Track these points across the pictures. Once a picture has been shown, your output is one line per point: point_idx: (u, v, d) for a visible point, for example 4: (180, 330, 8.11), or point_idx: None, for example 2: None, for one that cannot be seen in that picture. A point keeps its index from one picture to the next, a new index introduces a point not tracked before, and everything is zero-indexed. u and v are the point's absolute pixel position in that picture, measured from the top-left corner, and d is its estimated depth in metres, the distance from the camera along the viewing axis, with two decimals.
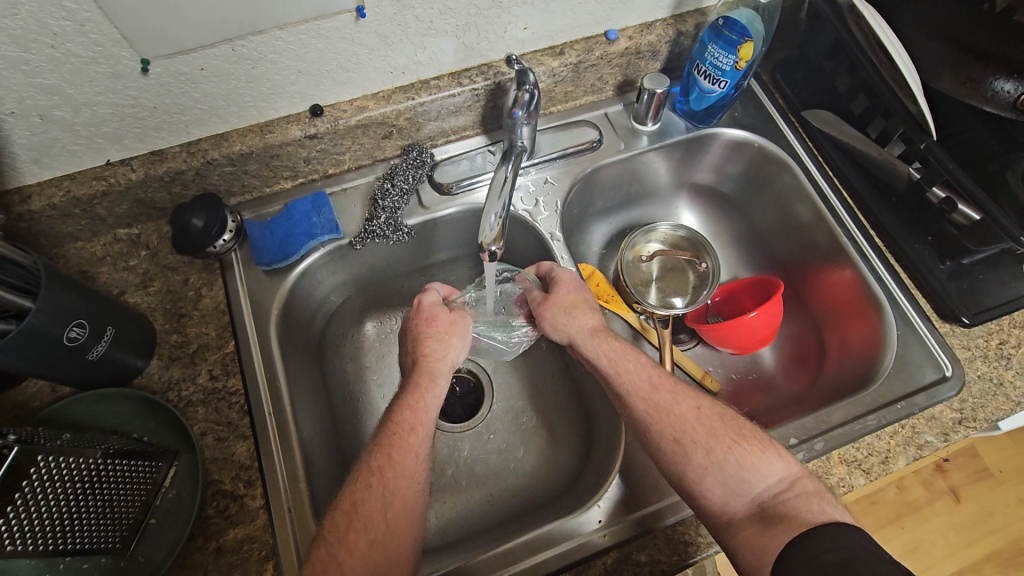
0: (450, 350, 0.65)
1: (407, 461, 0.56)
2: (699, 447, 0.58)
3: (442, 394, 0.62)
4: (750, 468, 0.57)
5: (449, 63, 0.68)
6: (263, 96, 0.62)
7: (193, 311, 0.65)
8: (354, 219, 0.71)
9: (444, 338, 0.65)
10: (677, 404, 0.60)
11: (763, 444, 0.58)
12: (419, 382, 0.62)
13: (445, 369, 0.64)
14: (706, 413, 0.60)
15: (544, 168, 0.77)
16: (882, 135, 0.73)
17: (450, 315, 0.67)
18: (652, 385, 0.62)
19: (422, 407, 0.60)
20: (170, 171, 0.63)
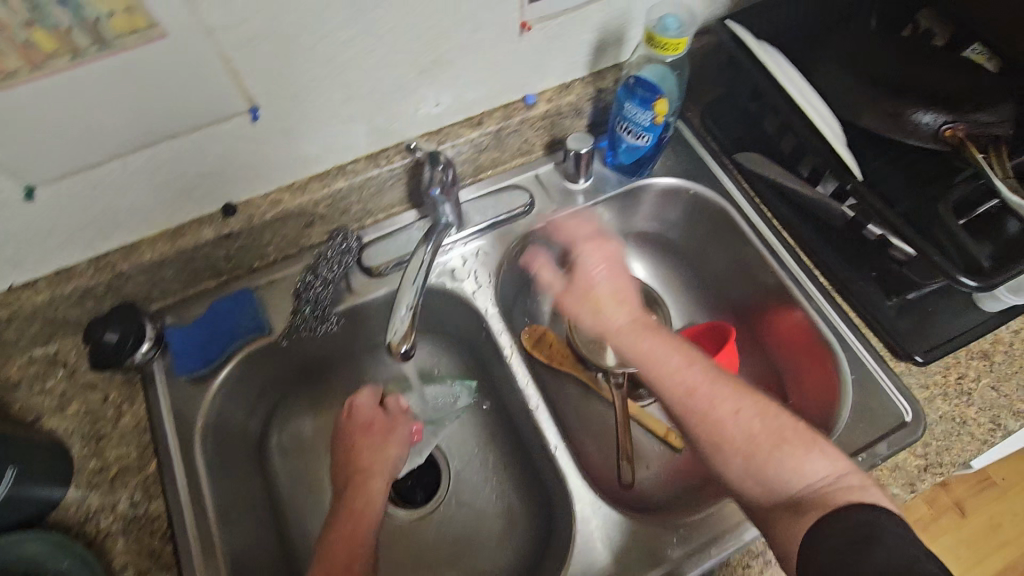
0: (389, 459, 0.66)
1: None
2: (733, 456, 0.57)
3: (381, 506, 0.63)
4: (795, 463, 0.54)
5: (363, 146, 0.67)
6: (168, 202, 0.60)
7: (113, 432, 0.62)
8: (281, 313, 0.68)
9: (381, 448, 0.66)
10: (714, 408, 0.59)
11: (806, 442, 0.55)
12: (354, 497, 0.62)
13: (382, 477, 0.65)
14: (746, 414, 0.58)
15: (477, 238, 0.75)
16: (815, 172, 0.71)
17: (385, 422, 0.68)
18: (707, 400, 0.60)
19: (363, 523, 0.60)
20: (79, 289, 0.61)
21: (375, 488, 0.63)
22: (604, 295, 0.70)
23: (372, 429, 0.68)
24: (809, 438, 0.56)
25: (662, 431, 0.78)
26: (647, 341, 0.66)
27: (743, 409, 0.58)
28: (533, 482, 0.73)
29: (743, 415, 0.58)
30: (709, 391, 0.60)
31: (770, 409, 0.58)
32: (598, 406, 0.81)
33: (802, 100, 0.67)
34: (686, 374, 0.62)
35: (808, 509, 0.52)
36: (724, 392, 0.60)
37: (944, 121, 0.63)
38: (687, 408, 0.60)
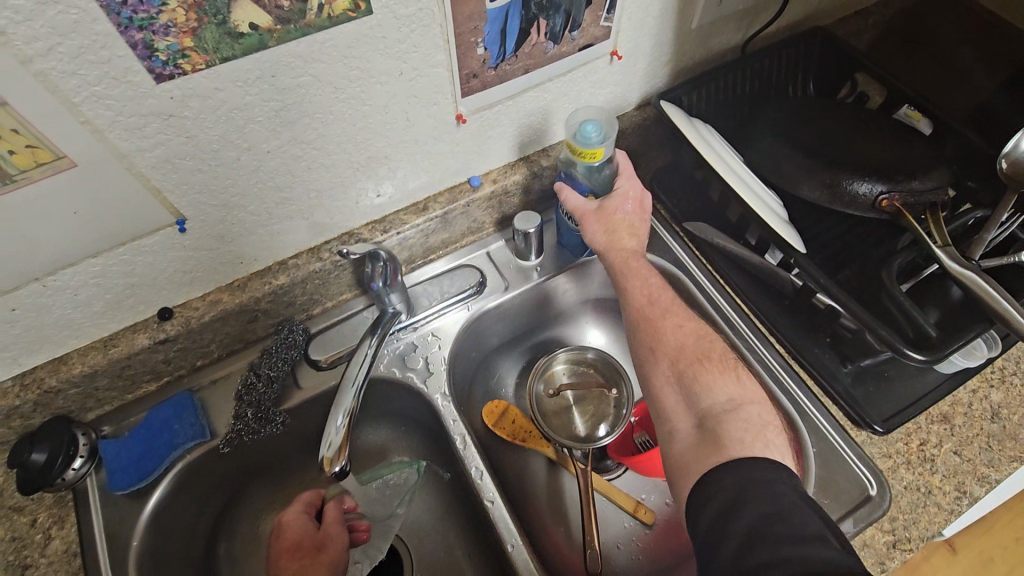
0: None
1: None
2: (665, 352, 0.62)
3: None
4: (706, 384, 0.59)
5: (304, 241, 0.66)
6: (97, 313, 0.58)
7: (40, 559, 0.58)
8: (224, 414, 0.66)
9: (309, 567, 0.62)
10: (661, 320, 0.64)
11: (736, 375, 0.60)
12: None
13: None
14: (688, 336, 0.63)
15: (429, 321, 0.74)
16: (761, 242, 0.71)
17: (316, 538, 0.65)
18: (659, 298, 0.65)
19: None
20: (3, 408, 0.58)
21: None
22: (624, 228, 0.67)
23: (300, 547, 0.64)
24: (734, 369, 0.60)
25: (631, 506, 0.76)
26: (629, 263, 0.66)
27: (704, 338, 0.63)
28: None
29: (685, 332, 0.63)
30: (664, 295, 0.66)
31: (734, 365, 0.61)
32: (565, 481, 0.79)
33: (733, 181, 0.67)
34: (655, 280, 0.66)
35: (710, 438, 0.54)
36: (675, 304, 0.65)
37: (881, 190, 0.63)
38: (629, 280, 0.66)
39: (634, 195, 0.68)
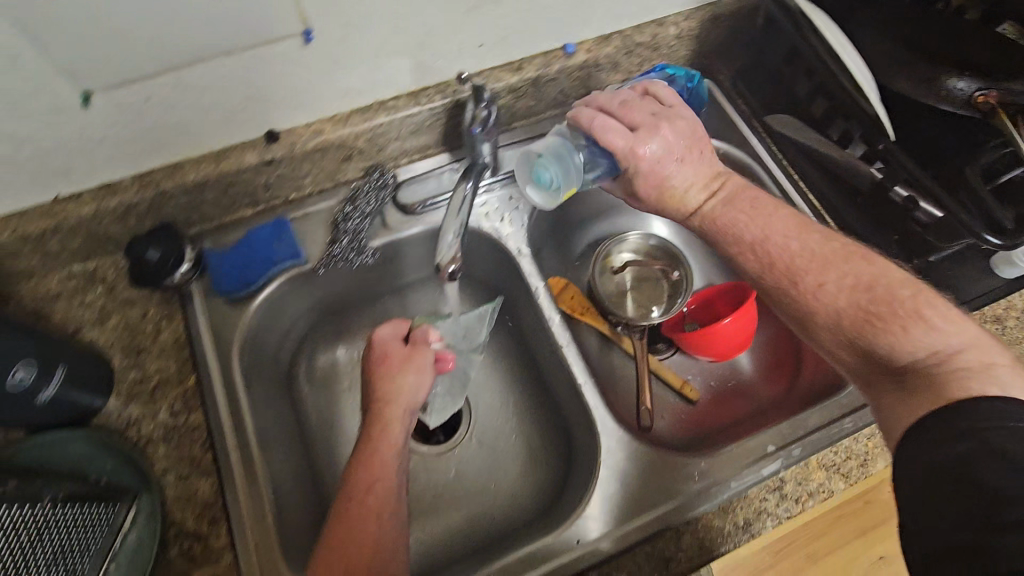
0: (408, 389, 0.63)
1: (370, 527, 0.53)
2: (824, 326, 0.56)
3: (402, 440, 0.60)
4: (897, 338, 0.52)
5: (405, 84, 0.67)
6: (214, 124, 0.60)
7: (153, 346, 0.64)
8: (316, 243, 0.70)
9: (398, 376, 0.63)
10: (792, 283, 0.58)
11: (929, 306, 0.52)
12: (373, 430, 0.59)
13: (405, 409, 0.62)
14: (848, 305, 0.54)
15: (509, 183, 0.76)
16: (844, 135, 0.73)
17: (407, 351, 0.65)
18: (793, 251, 0.58)
19: (380, 459, 0.57)
20: (123, 205, 0.61)
21: (391, 417, 0.60)
22: (692, 162, 0.62)
23: (391, 358, 0.65)
24: (932, 296, 0.53)
25: (678, 383, 0.79)
26: (731, 210, 0.61)
27: (852, 276, 0.56)
28: (554, 423, 0.74)
29: (839, 278, 0.56)
30: (786, 240, 0.59)
31: (916, 294, 0.53)
32: (619, 358, 0.83)
33: (846, 61, 0.66)
34: (770, 219, 0.60)
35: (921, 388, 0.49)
36: (807, 257, 0.58)
37: (978, 87, 0.62)
38: (769, 255, 0.59)
39: (666, 113, 0.62)
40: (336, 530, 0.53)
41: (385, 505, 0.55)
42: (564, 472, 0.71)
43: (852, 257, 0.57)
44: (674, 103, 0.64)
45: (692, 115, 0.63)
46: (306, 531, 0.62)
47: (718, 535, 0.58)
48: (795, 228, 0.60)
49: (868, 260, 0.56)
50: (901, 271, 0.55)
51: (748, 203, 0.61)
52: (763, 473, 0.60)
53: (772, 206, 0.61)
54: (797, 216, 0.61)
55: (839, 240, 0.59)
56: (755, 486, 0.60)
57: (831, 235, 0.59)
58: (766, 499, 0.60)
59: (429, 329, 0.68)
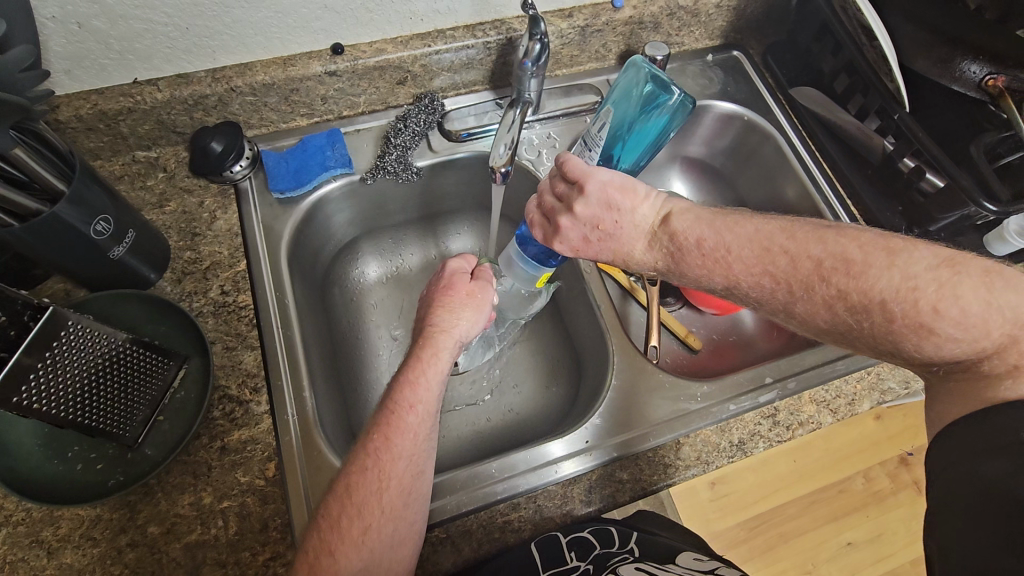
0: (461, 323, 0.62)
1: (405, 443, 0.55)
2: (828, 339, 0.54)
3: (446, 368, 0.60)
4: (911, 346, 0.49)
5: (465, 16, 0.72)
6: (288, 29, 0.65)
7: (207, 232, 0.68)
8: (366, 157, 0.74)
9: (459, 309, 0.62)
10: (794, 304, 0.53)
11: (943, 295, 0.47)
12: (421, 356, 0.59)
13: (454, 342, 0.61)
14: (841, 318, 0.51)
15: (547, 124, 0.81)
16: (861, 110, 0.78)
17: (471, 285, 0.64)
18: (770, 287, 0.54)
19: (423, 384, 0.57)
20: (195, 95, 0.66)
21: (442, 345, 0.60)
22: (614, 232, 0.59)
23: (456, 289, 0.64)
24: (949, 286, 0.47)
25: (683, 333, 0.84)
26: (686, 268, 0.57)
27: (837, 302, 0.51)
28: (566, 352, 0.80)
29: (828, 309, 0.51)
30: (757, 279, 0.54)
31: (931, 290, 0.48)
32: (632, 306, 0.88)
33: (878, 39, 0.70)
34: (729, 265, 0.55)
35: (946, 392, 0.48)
36: (784, 290, 0.53)
37: (988, 72, 0.68)
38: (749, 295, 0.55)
39: (574, 198, 0.59)
40: (375, 442, 0.54)
41: (425, 424, 0.56)
42: (563, 414, 0.74)
43: (829, 280, 0.51)
44: (579, 179, 0.59)
45: (599, 182, 0.59)
46: (336, 416, 0.68)
47: (713, 449, 0.63)
48: (756, 262, 0.54)
49: (845, 288, 0.50)
50: (900, 277, 0.49)
51: (699, 258, 0.56)
52: (760, 400, 0.65)
53: (724, 249, 0.55)
54: (757, 240, 0.54)
55: (811, 258, 0.52)
56: (750, 411, 0.65)
57: (797, 257, 0.52)
58: (759, 423, 0.65)
59: (491, 268, 0.68)
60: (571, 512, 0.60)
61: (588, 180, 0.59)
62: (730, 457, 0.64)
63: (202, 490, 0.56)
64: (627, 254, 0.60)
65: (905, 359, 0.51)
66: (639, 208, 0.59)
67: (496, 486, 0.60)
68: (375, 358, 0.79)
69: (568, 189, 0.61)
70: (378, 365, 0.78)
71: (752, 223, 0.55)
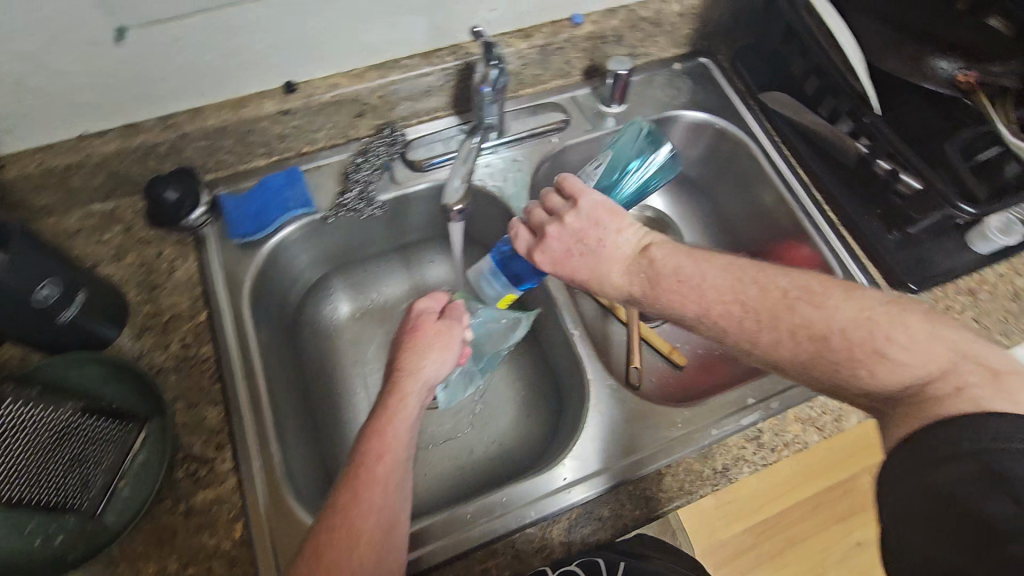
0: (430, 365, 0.60)
1: (374, 496, 0.51)
2: (801, 374, 0.50)
3: (415, 413, 0.58)
4: (877, 377, 0.47)
5: (420, 44, 0.70)
6: (236, 71, 0.63)
7: (166, 283, 0.66)
8: (327, 194, 0.73)
9: (426, 351, 0.61)
10: (758, 332, 0.51)
11: (888, 333, 0.47)
12: (387, 403, 0.57)
13: (422, 385, 0.59)
14: (806, 347, 0.49)
15: (514, 147, 0.79)
16: (834, 112, 0.76)
17: (438, 325, 0.63)
18: (739, 315, 0.51)
19: (391, 432, 0.55)
20: (145, 144, 0.64)
21: (408, 392, 0.58)
22: (602, 243, 0.58)
23: (422, 331, 0.63)
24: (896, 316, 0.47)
25: (667, 349, 0.82)
26: (660, 294, 0.55)
27: (803, 328, 0.49)
28: (547, 378, 0.78)
29: (793, 339, 0.50)
30: (726, 307, 0.52)
31: (879, 322, 0.47)
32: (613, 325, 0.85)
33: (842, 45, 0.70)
34: (702, 293, 0.53)
35: None
36: (753, 317, 0.51)
37: (960, 68, 0.67)
38: (719, 323, 0.52)
39: (566, 209, 0.59)
40: (343, 497, 0.51)
41: (396, 474, 0.53)
42: (545, 446, 0.72)
43: (794, 308, 0.50)
44: (573, 194, 0.60)
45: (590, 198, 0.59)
46: (309, 464, 0.66)
47: (697, 478, 0.61)
48: (728, 288, 0.52)
49: (807, 318, 0.49)
50: (856, 306, 0.49)
51: (674, 284, 0.54)
52: (743, 423, 0.63)
53: (697, 277, 0.53)
54: (729, 269, 0.53)
55: (778, 289, 0.51)
56: (734, 435, 0.63)
57: (765, 287, 0.51)
58: (744, 447, 0.63)
59: (462, 304, 0.67)
60: (553, 555, 0.58)
61: (582, 196, 0.59)
62: (714, 484, 0.62)
63: (167, 556, 0.54)
64: (603, 275, 0.58)
65: (855, 392, 0.49)
66: (623, 231, 0.58)
67: (477, 531, 0.58)
68: (350, 397, 0.77)
69: (561, 204, 0.61)
70: (355, 405, 0.76)
71: (724, 255, 0.55)
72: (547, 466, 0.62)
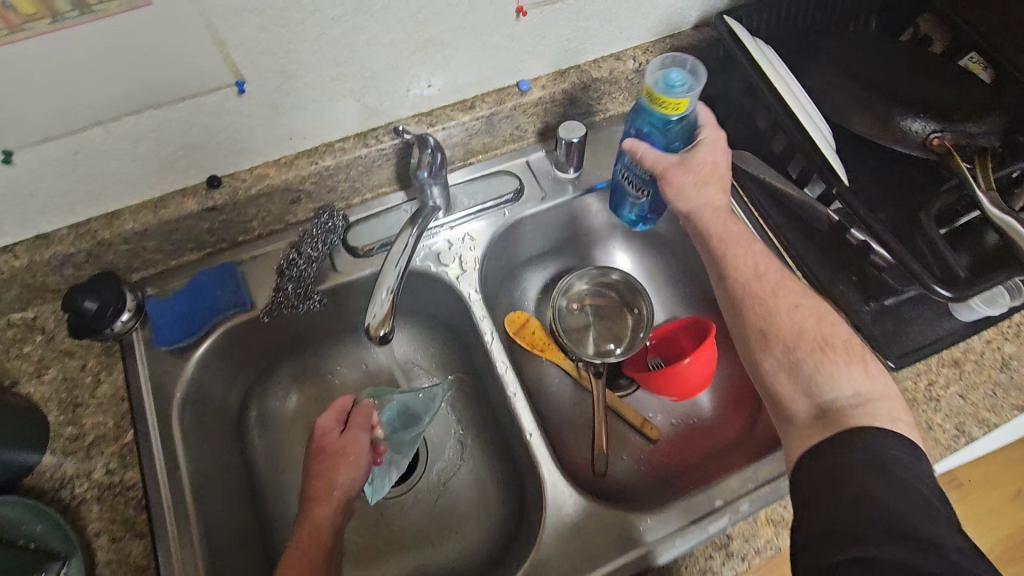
0: (342, 482, 0.62)
1: None
2: (741, 279, 0.63)
3: (331, 533, 0.59)
4: (824, 376, 0.56)
5: (353, 125, 0.66)
6: (151, 172, 0.59)
7: (90, 400, 0.62)
8: (263, 290, 0.68)
9: (330, 472, 0.62)
10: (775, 297, 0.61)
11: (852, 357, 0.57)
12: (300, 529, 0.58)
13: (334, 504, 0.61)
14: (802, 312, 0.59)
15: (463, 225, 0.74)
16: (802, 174, 0.72)
17: (337, 444, 0.64)
18: None
19: (303, 556, 0.55)
20: (58, 255, 0.60)
21: (322, 514, 0.59)
22: (694, 204, 0.65)
23: (326, 449, 0.64)
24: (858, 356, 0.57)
25: (638, 421, 0.78)
26: (741, 293, 0.62)
27: None
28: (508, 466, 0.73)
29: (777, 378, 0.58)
30: None
31: (857, 349, 0.58)
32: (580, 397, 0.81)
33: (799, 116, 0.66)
34: None
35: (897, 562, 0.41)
36: None
37: (933, 130, 0.62)
38: (736, 267, 0.63)
39: (705, 143, 0.66)
40: None
41: None
42: (505, 546, 0.68)
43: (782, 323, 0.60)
44: (706, 139, 0.66)
45: (677, 185, 0.65)
46: None
47: None
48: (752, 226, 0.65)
49: None
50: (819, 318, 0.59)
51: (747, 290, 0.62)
52: (710, 529, 0.59)
53: (758, 273, 0.62)
54: (768, 276, 0.62)
55: (781, 328, 0.59)
56: (701, 543, 0.59)
57: None
58: (711, 556, 0.59)
59: (370, 407, 0.67)
60: None
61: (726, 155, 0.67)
62: None
63: None
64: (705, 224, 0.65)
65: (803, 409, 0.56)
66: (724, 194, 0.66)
67: None
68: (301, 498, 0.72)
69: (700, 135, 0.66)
70: None
71: (754, 255, 0.64)
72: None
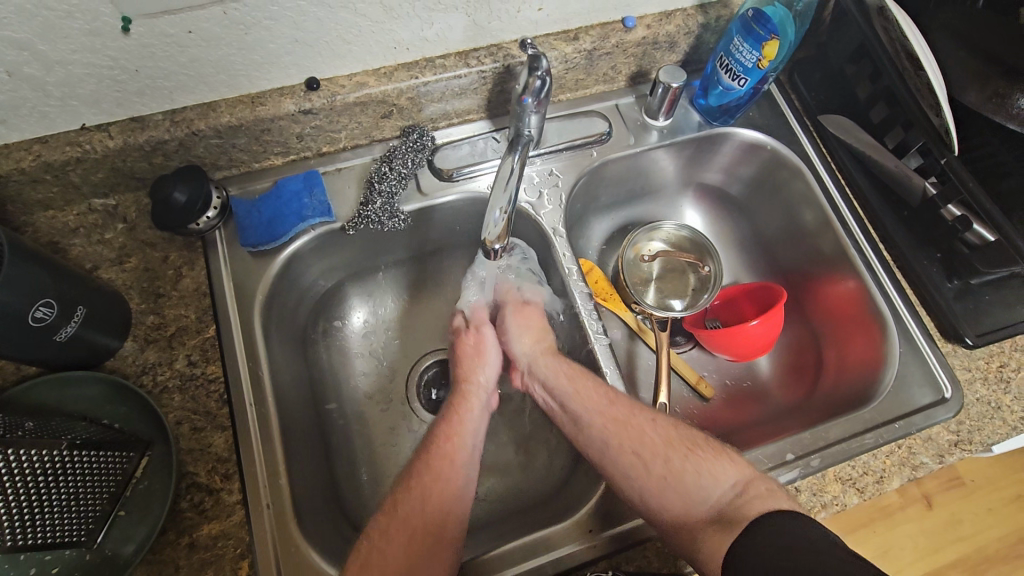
0: (482, 371, 0.67)
1: (445, 468, 0.58)
2: (632, 452, 0.58)
3: (482, 412, 0.64)
4: (705, 474, 0.56)
5: (457, 42, 0.64)
6: (254, 65, 0.57)
7: (172, 292, 0.62)
8: (348, 201, 0.68)
9: (472, 360, 0.68)
10: (634, 416, 0.60)
11: (715, 448, 0.58)
12: (456, 402, 0.64)
13: (481, 388, 0.66)
14: (663, 424, 0.60)
15: (549, 159, 0.74)
16: (900, 146, 0.70)
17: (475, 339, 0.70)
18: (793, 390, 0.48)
19: (459, 423, 0.62)
20: (152, 141, 0.58)
21: (472, 395, 0.65)
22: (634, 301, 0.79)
23: (460, 346, 0.69)
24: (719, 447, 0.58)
25: (694, 379, 0.76)
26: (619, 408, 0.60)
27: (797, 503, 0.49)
28: None
29: (670, 477, 0.56)
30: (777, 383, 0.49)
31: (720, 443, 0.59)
32: (640, 350, 0.78)
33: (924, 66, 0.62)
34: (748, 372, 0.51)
35: None
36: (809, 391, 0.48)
37: None
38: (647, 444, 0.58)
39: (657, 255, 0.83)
40: (418, 467, 0.57)
41: (462, 453, 0.59)
42: (564, 477, 0.69)
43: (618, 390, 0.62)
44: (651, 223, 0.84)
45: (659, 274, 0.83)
46: (320, 491, 0.62)
47: None
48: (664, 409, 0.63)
49: None
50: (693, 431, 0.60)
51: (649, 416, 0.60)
52: (780, 480, 0.61)
53: (640, 431, 0.59)
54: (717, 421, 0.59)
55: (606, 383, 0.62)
56: None
57: None
58: None
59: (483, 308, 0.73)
60: None
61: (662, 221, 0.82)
62: None
63: None
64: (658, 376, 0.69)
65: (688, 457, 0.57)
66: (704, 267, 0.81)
67: None
68: (363, 414, 0.72)
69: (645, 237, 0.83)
70: (368, 424, 0.72)
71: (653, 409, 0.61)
72: (569, 518, 0.59)
